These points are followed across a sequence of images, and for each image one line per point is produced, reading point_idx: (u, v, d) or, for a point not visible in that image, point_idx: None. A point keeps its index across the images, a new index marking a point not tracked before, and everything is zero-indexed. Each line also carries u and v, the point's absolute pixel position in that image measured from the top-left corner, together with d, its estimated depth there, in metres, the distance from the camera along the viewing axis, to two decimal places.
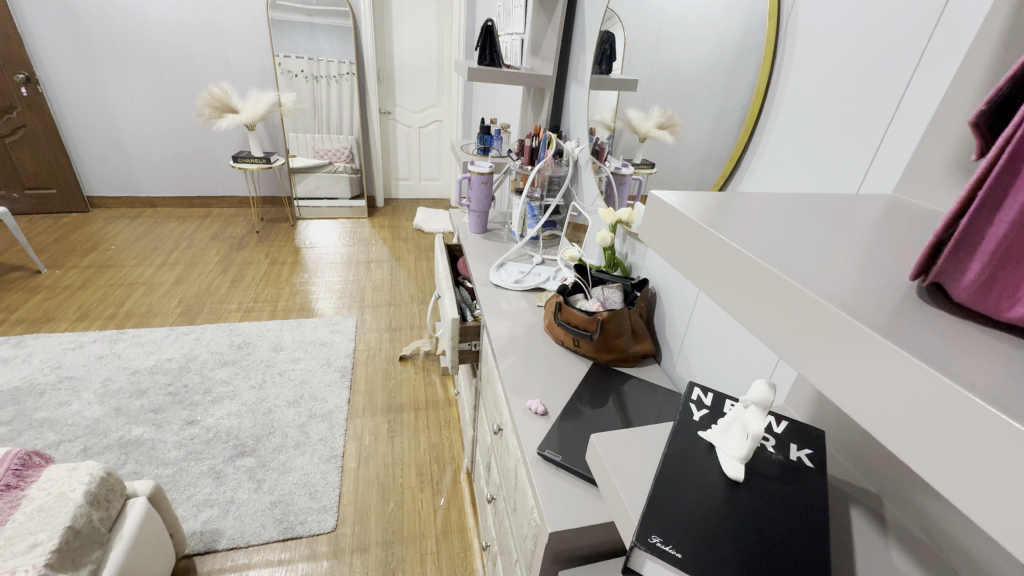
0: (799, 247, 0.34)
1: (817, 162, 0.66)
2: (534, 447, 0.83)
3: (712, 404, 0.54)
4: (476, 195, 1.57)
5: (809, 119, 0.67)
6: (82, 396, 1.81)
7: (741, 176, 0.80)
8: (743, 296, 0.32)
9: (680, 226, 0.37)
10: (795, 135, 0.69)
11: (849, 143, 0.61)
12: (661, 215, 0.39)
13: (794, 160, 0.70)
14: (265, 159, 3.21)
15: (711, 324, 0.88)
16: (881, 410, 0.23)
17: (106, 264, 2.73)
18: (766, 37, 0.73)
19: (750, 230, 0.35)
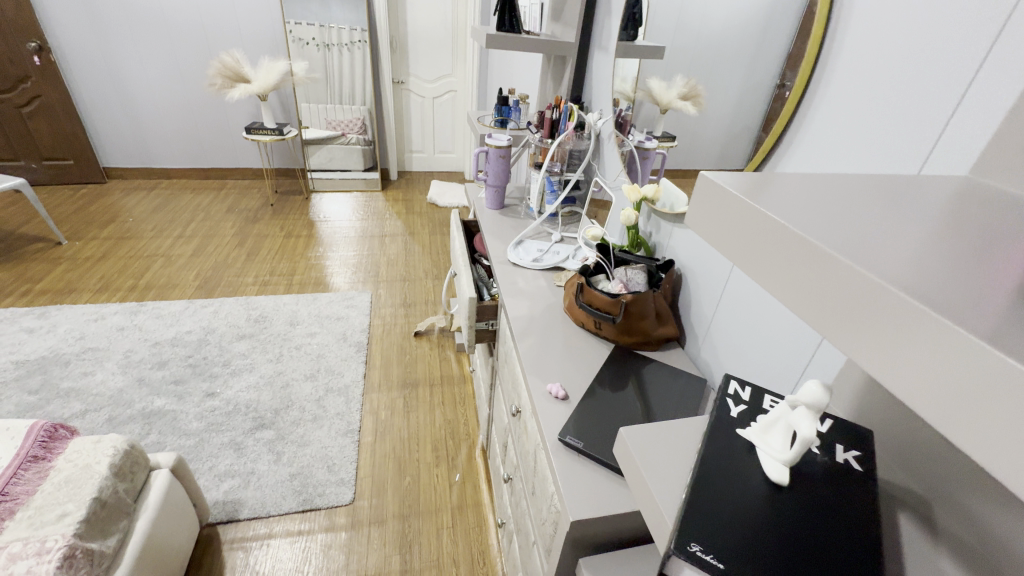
0: (863, 232, 0.30)
1: (873, 136, 0.60)
2: (554, 433, 0.81)
3: (750, 400, 0.51)
4: (493, 169, 1.52)
5: (865, 89, 0.61)
6: (106, 366, 1.85)
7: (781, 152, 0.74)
8: (800, 285, 0.29)
9: (726, 208, 0.34)
10: (847, 107, 0.63)
11: (913, 115, 0.56)
12: (712, 199, 0.35)
13: (844, 135, 0.64)
14: (278, 131, 3.17)
15: (742, 310, 0.84)
16: (976, 426, 0.18)
17: (124, 236, 2.75)
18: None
19: (806, 212, 0.32)
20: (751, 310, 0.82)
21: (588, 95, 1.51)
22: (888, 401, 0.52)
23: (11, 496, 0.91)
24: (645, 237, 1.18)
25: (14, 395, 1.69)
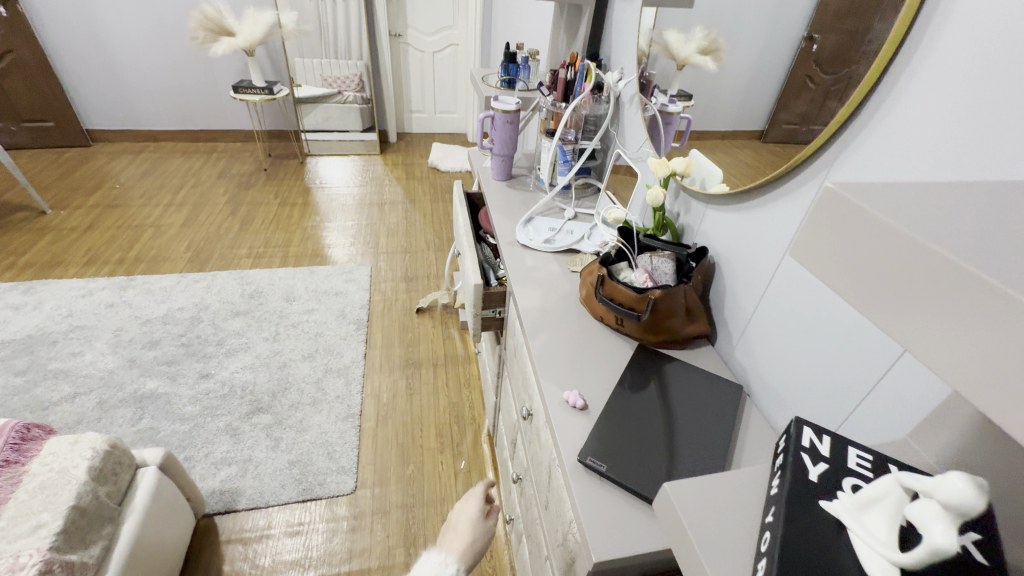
0: None
1: (996, 111, 0.45)
2: (573, 453, 0.72)
3: (832, 455, 0.41)
4: (500, 137, 1.37)
5: (983, 63, 0.45)
6: (95, 346, 1.77)
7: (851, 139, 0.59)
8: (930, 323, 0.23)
9: (836, 229, 0.28)
10: (953, 87, 0.48)
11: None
12: (836, 220, 0.28)
13: (944, 123, 0.49)
14: (268, 90, 2.96)
15: (788, 312, 0.73)
16: None
17: (112, 204, 2.62)
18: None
19: (943, 229, 0.25)
20: (799, 319, 0.70)
21: (606, 51, 1.34)
22: (1009, 461, 0.41)
23: None
24: (672, 217, 1.05)
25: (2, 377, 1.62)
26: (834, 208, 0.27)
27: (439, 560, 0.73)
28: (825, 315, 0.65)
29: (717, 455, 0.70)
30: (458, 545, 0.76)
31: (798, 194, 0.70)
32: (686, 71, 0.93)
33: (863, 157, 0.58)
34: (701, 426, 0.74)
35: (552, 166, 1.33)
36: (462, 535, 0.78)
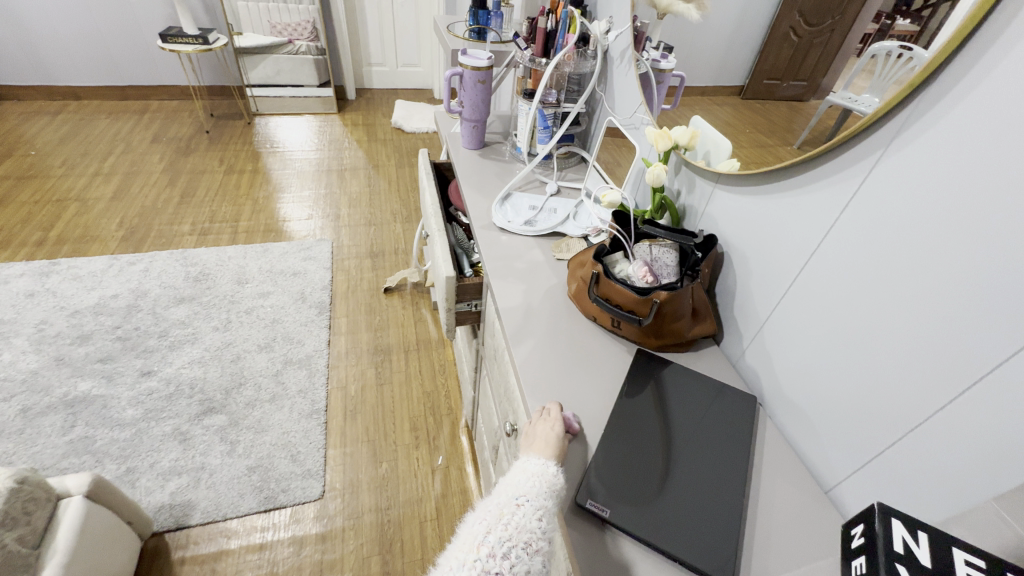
0: None
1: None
2: (568, 494, 0.60)
3: (935, 565, 0.30)
4: (470, 99, 1.19)
5: None
6: (14, 344, 1.55)
7: (921, 113, 0.47)
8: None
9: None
10: None
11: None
12: None
13: None
14: (203, 39, 2.60)
15: (814, 319, 0.63)
16: None
17: (26, 174, 2.30)
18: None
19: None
20: (829, 326, 0.60)
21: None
22: None
23: None
24: (671, 197, 0.93)
25: None
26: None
27: (536, 461, 0.58)
28: (869, 326, 0.55)
29: (732, 484, 0.61)
30: (550, 446, 0.60)
31: (841, 177, 0.57)
32: (667, 20, 0.82)
33: (947, 130, 0.45)
34: (711, 448, 0.65)
35: (530, 133, 1.17)
36: (551, 437, 0.61)
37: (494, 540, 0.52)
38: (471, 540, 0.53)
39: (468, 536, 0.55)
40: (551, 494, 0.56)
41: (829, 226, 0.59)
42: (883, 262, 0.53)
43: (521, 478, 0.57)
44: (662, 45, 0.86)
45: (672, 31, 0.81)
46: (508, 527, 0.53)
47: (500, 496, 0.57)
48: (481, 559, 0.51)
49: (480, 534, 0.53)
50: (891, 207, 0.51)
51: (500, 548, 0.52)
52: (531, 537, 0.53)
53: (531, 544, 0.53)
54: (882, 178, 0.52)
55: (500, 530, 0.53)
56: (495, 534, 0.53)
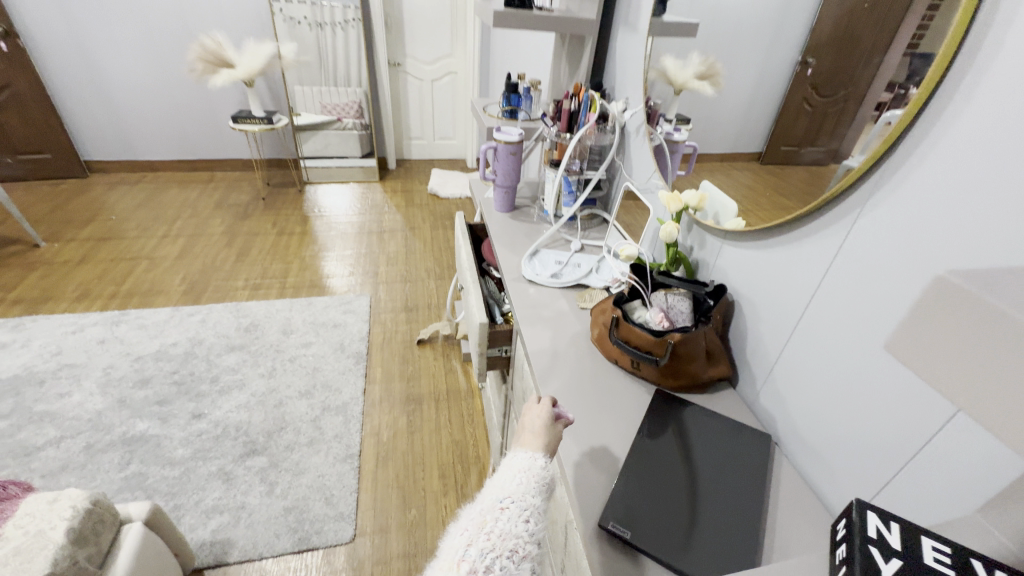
0: None
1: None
2: (592, 517, 0.65)
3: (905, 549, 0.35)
4: (503, 168, 1.35)
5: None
6: (83, 386, 1.70)
7: (886, 178, 0.56)
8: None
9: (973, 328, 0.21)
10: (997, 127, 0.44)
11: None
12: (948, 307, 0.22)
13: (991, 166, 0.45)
14: (268, 120, 2.97)
15: (818, 360, 0.68)
16: None
17: (105, 236, 2.58)
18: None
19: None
20: (831, 367, 0.66)
21: (611, 81, 1.33)
22: None
23: None
24: (685, 251, 1.02)
25: None
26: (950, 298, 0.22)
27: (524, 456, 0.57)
28: (865, 364, 0.61)
29: (747, 514, 0.64)
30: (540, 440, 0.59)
31: (828, 232, 0.65)
32: (684, 95, 0.94)
33: (906, 195, 0.53)
34: (727, 481, 0.69)
35: (556, 198, 1.31)
36: (540, 433, 0.60)
37: (475, 554, 0.48)
38: (449, 558, 0.48)
39: (446, 553, 0.49)
40: (537, 493, 0.55)
41: (823, 275, 0.67)
42: (870, 306, 0.59)
43: (507, 477, 0.56)
44: (676, 118, 0.99)
45: (688, 103, 0.93)
46: (491, 537, 0.49)
47: (481, 502, 0.54)
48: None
49: (460, 547, 0.49)
50: (872, 260, 0.59)
51: (481, 563, 0.47)
52: (517, 543, 0.49)
53: (518, 551, 0.49)
54: (862, 234, 0.60)
55: (482, 541, 0.49)
56: (477, 546, 0.48)
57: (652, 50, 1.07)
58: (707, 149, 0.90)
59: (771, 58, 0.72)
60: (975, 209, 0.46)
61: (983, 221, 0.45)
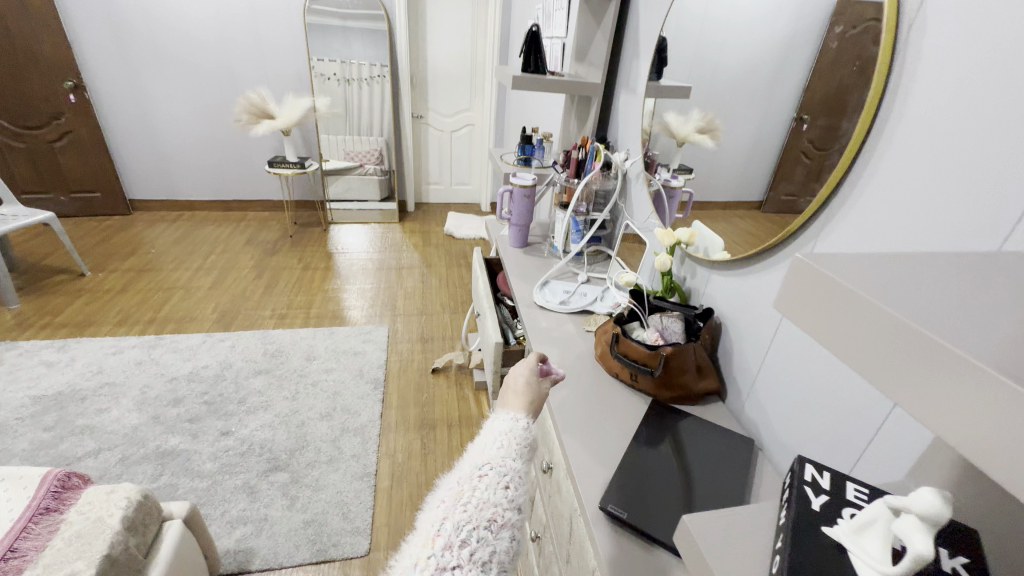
0: (944, 308, 0.33)
1: (951, 194, 0.54)
2: (594, 500, 0.75)
3: (831, 488, 0.46)
4: (517, 209, 1.51)
5: (927, 155, 0.57)
6: (121, 403, 1.82)
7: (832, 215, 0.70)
8: (912, 390, 0.28)
9: (817, 291, 0.34)
10: (907, 172, 0.59)
11: (1010, 159, 0.49)
12: (806, 280, 0.35)
13: (906, 202, 0.59)
14: (300, 165, 3.23)
15: (789, 369, 0.79)
16: None
17: (145, 267, 2.77)
18: (883, 28, 0.60)
19: (914, 306, 0.31)
20: (800, 376, 0.77)
21: (614, 135, 1.51)
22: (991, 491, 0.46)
23: (20, 553, 0.87)
24: (679, 281, 1.15)
25: (29, 433, 1.66)
26: (805, 272, 0.35)
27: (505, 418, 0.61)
28: (824, 371, 0.71)
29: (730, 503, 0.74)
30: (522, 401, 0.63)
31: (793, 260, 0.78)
32: (686, 147, 1.06)
33: (848, 228, 0.67)
34: (713, 475, 0.78)
35: (565, 235, 1.46)
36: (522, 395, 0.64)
37: (450, 528, 0.51)
38: (426, 533, 0.51)
39: (425, 526, 0.53)
40: (516, 456, 0.58)
41: None
42: None
43: (490, 440, 0.59)
44: (676, 166, 1.12)
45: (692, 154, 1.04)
46: (467, 509, 0.52)
47: (462, 471, 0.57)
48: (434, 554, 0.49)
49: (437, 522, 0.52)
50: None
51: (457, 537, 0.50)
52: (493, 512, 0.53)
53: (495, 520, 0.52)
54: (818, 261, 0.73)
55: (457, 515, 0.52)
56: (452, 521, 0.51)
57: (656, 108, 1.20)
58: (711, 197, 1.00)
59: (735, 116, 0.89)
60: (902, 228, 0.59)
61: (908, 236, 0.59)
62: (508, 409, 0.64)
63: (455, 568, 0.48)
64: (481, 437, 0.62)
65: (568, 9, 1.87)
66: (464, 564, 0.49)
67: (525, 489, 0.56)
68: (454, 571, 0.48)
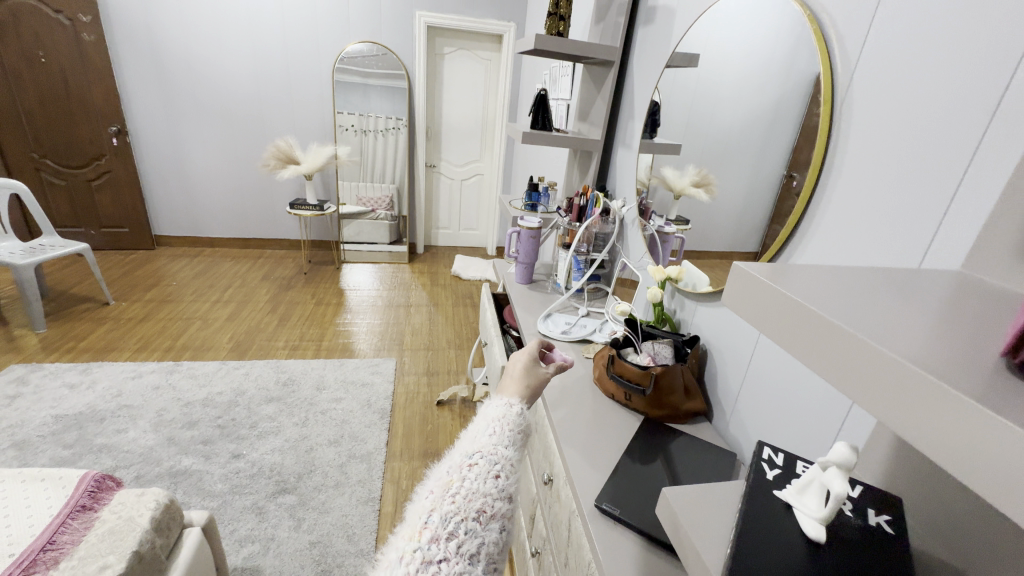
0: (851, 290, 0.45)
1: (884, 223, 0.68)
2: (590, 499, 0.84)
3: (784, 464, 0.56)
4: (524, 248, 1.64)
5: (866, 192, 0.71)
6: (138, 424, 1.90)
7: (799, 243, 0.84)
8: (828, 363, 0.37)
9: (757, 291, 0.44)
10: (852, 207, 0.73)
11: (922, 195, 0.63)
12: (744, 281, 0.46)
13: (854, 230, 0.73)
14: (319, 207, 3.44)
15: (767, 386, 0.90)
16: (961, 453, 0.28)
17: (165, 298, 2.90)
18: (822, 100, 0.77)
19: (825, 299, 0.42)
20: (776, 390, 0.87)
21: (612, 184, 1.67)
22: (917, 470, 0.56)
23: (58, 545, 0.94)
24: (670, 313, 1.27)
25: (50, 450, 1.73)
26: (744, 276, 0.45)
27: (501, 404, 0.64)
28: (797, 384, 0.82)
29: None
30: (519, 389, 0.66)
31: None
32: (683, 199, 1.15)
33: (811, 253, 0.81)
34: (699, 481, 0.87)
35: (567, 273, 1.59)
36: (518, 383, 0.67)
37: (437, 520, 0.51)
38: (413, 525, 0.51)
39: (412, 518, 0.53)
40: (508, 444, 0.59)
41: None
42: None
43: (483, 427, 0.61)
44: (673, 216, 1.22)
45: (689, 206, 1.14)
46: (456, 500, 0.52)
47: (452, 460, 0.58)
48: (421, 548, 0.49)
49: (424, 514, 0.52)
50: None
51: (444, 530, 0.50)
52: (483, 503, 0.53)
53: (484, 511, 0.53)
54: None
55: (445, 506, 0.52)
56: (440, 512, 0.51)
57: (653, 163, 1.31)
58: (710, 247, 1.08)
59: (712, 167, 1.05)
60: (853, 253, 0.73)
61: (858, 257, 0.72)
62: (503, 395, 0.66)
63: (442, 561, 0.48)
64: (472, 424, 0.62)
65: (572, 76, 2.10)
66: (452, 557, 0.49)
67: (515, 479, 0.57)
68: (440, 563, 0.48)
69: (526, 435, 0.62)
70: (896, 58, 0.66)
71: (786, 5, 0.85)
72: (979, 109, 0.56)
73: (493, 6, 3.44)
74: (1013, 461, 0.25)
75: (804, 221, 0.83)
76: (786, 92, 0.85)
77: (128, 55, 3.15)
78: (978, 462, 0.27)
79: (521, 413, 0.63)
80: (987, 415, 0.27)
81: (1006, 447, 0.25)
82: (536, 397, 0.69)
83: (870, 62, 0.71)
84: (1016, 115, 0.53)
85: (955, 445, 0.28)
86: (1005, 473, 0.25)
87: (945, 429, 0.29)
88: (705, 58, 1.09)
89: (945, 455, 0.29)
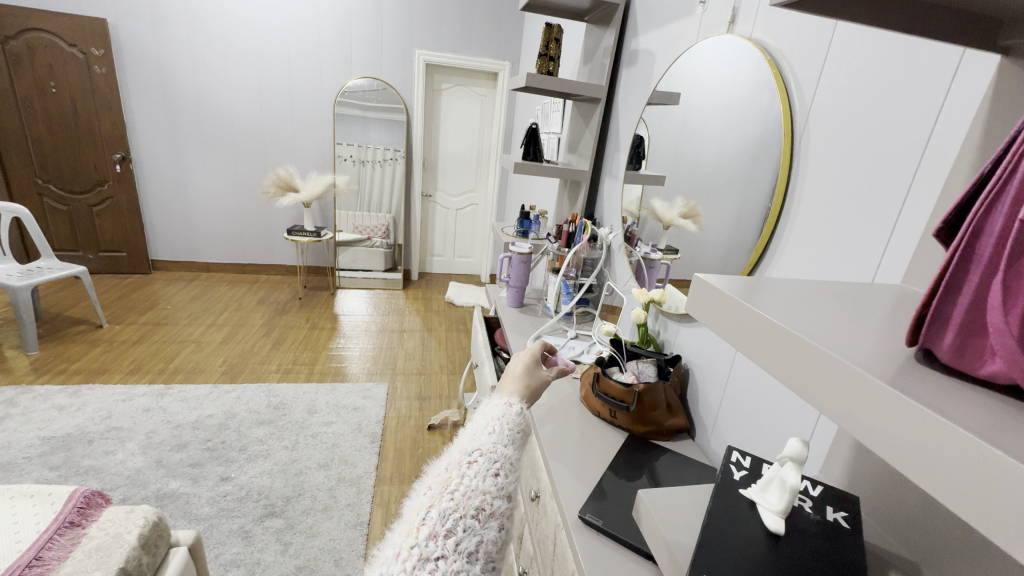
0: (804, 296, 0.48)
1: (843, 242, 0.74)
2: (574, 510, 0.86)
3: (750, 466, 0.60)
4: (515, 272, 1.69)
5: (824, 216, 0.78)
6: (127, 446, 1.89)
7: (767, 263, 0.90)
8: (786, 368, 0.38)
9: (719, 298, 0.45)
10: (812, 229, 0.80)
11: (870, 219, 0.70)
12: (703, 291, 0.47)
13: (816, 250, 0.79)
14: (316, 233, 3.52)
15: (744, 400, 0.94)
16: (913, 454, 0.28)
17: (159, 322, 2.91)
18: (784, 133, 0.85)
19: (779, 305, 0.43)
20: (754, 406, 0.91)
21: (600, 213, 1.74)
22: (875, 472, 0.60)
23: (43, 561, 0.93)
24: (654, 334, 1.32)
25: (35, 471, 1.72)
26: (705, 286, 0.46)
27: (499, 404, 0.67)
28: (773, 397, 0.86)
29: None
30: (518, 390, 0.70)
31: None
32: (672, 229, 1.19)
33: (781, 271, 0.87)
34: None
35: (557, 297, 1.63)
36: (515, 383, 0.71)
37: (435, 517, 0.54)
38: (412, 522, 0.55)
39: (410, 514, 0.56)
40: (508, 442, 0.63)
41: None
42: None
43: (482, 425, 0.64)
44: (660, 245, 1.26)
45: (675, 236, 1.18)
46: (454, 498, 0.55)
47: (451, 457, 0.61)
48: (419, 544, 0.52)
49: (422, 510, 0.55)
50: None
51: (443, 527, 0.53)
52: (482, 501, 0.56)
53: (484, 509, 0.56)
54: None
55: (443, 504, 0.55)
56: (438, 509, 0.54)
57: (642, 195, 1.37)
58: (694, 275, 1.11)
59: (697, 197, 1.10)
60: (817, 270, 0.79)
61: (819, 274, 0.78)
62: (502, 394, 0.70)
63: (440, 557, 0.51)
64: (472, 421, 0.66)
65: (563, 112, 2.21)
66: (450, 554, 0.52)
67: (513, 478, 0.60)
68: (437, 561, 0.51)
69: (525, 434, 0.66)
70: (845, 96, 0.74)
71: (751, 50, 0.94)
72: (914, 145, 0.64)
73: (489, 46, 3.61)
74: (972, 465, 0.25)
75: (772, 244, 0.89)
76: (754, 124, 0.93)
77: (137, 85, 3.27)
78: (937, 469, 0.27)
79: (520, 413, 0.67)
80: (954, 430, 0.26)
81: (963, 453, 0.25)
82: (535, 397, 0.73)
83: (822, 101, 0.79)
84: (943, 152, 0.60)
85: (919, 457, 0.28)
86: (962, 473, 0.25)
87: (909, 439, 0.29)
88: (684, 96, 1.18)
89: (906, 463, 0.29)
